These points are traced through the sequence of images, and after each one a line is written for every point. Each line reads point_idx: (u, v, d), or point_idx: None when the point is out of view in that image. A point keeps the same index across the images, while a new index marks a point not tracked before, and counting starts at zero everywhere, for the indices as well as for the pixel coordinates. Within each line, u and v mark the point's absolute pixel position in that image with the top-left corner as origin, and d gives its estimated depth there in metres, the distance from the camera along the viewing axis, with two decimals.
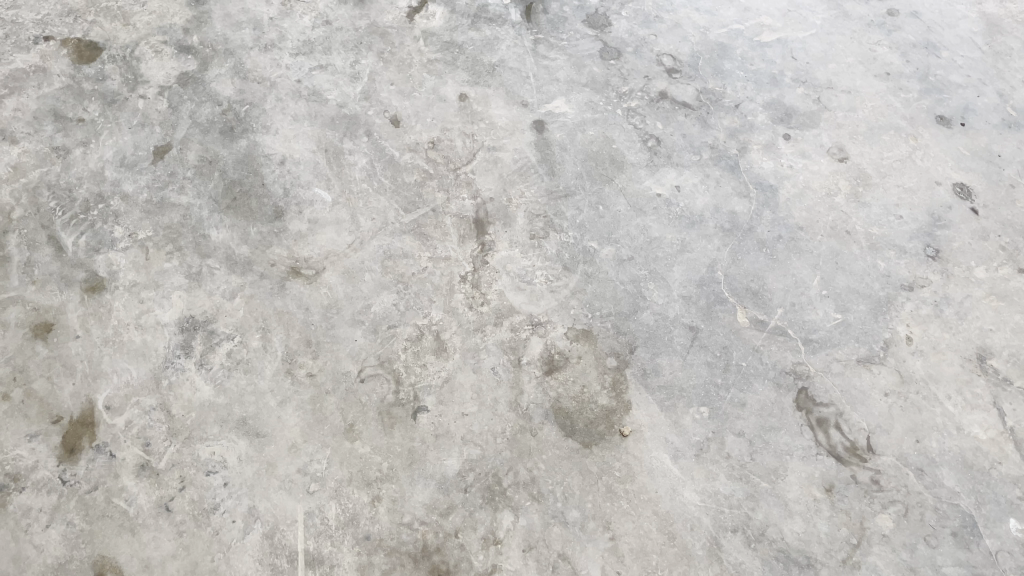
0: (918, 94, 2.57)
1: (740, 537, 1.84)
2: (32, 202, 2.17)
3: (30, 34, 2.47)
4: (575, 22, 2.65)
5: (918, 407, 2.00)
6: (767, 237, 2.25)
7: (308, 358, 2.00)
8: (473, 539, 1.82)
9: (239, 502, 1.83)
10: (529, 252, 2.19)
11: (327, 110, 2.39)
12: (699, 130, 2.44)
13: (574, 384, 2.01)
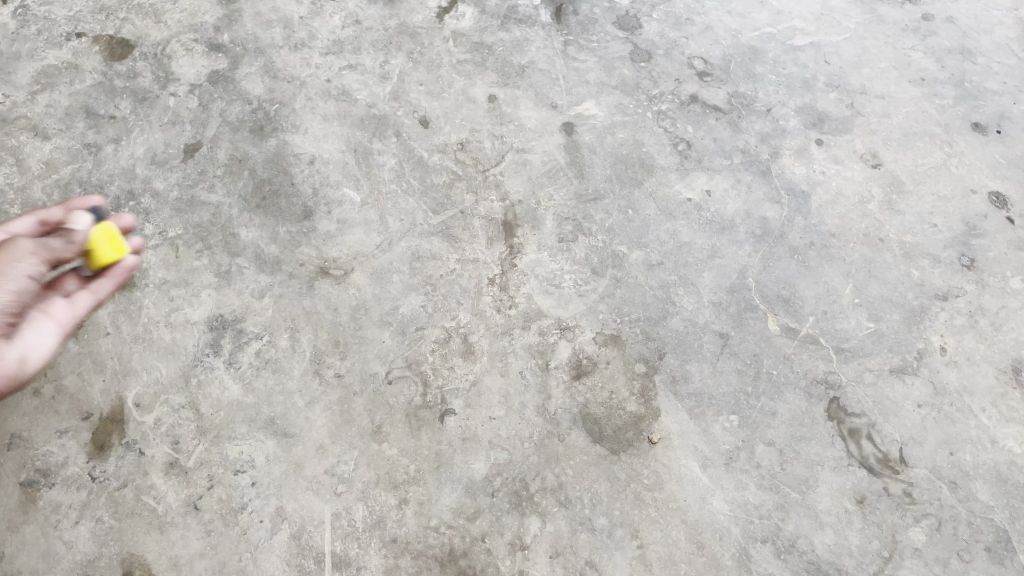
0: (953, 100, 2.53)
1: (770, 548, 1.82)
2: (64, 199, 2.19)
3: (63, 31, 2.48)
4: (605, 23, 2.63)
5: (952, 419, 1.98)
6: (799, 243, 2.22)
7: (336, 358, 2.00)
8: (499, 544, 1.81)
9: (267, 502, 1.83)
10: (558, 255, 2.18)
11: (357, 110, 2.39)
12: (730, 135, 2.41)
13: (602, 390, 1.99)
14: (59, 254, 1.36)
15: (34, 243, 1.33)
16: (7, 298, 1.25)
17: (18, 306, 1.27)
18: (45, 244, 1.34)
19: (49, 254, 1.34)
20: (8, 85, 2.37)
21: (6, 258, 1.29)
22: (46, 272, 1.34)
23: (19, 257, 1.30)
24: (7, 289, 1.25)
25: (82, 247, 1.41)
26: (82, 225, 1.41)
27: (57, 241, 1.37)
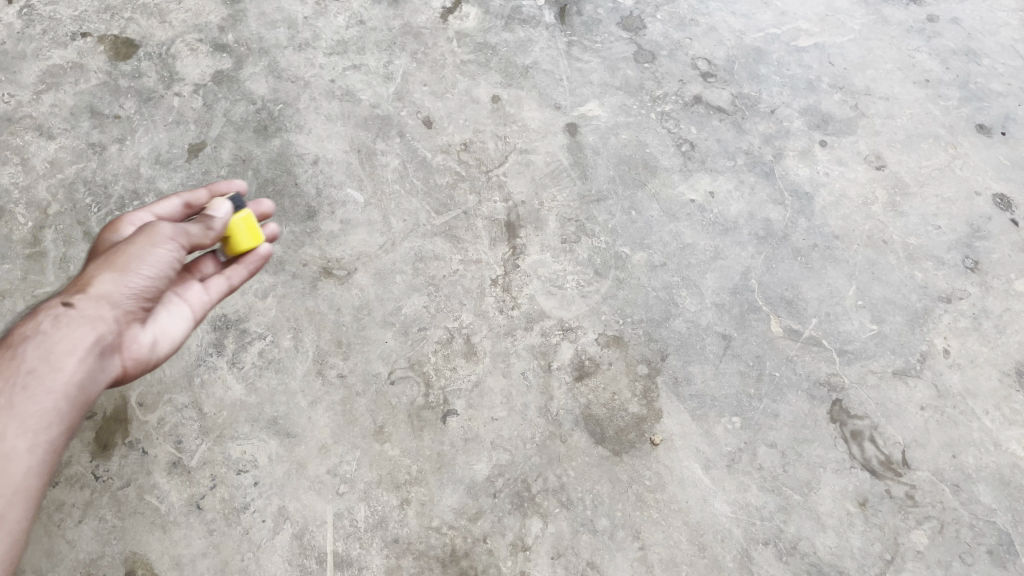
0: (958, 101, 2.52)
1: (771, 550, 1.82)
2: (69, 199, 2.19)
3: (68, 31, 2.49)
4: (609, 24, 2.63)
5: (955, 421, 1.98)
6: (802, 245, 2.22)
7: (339, 358, 2.00)
8: (501, 545, 1.81)
9: (269, 501, 1.84)
10: (560, 256, 2.18)
11: (360, 110, 2.39)
12: (733, 136, 2.41)
13: (604, 391, 1.99)
14: (199, 240, 1.52)
15: (176, 228, 1.48)
16: (149, 284, 1.46)
17: (159, 285, 1.49)
18: (185, 230, 1.49)
19: (187, 240, 1.49)
20: (13, 84, 2.38)
21: (149, 243, 1.47)
22: (186, 254, 1.52)
23: (160, 244, 1.47)
24: (144, 276, 1.45)
25: (220, 233, 1.55)
26: (222, 214, 1.55)
27: (199, 225, 1.52)
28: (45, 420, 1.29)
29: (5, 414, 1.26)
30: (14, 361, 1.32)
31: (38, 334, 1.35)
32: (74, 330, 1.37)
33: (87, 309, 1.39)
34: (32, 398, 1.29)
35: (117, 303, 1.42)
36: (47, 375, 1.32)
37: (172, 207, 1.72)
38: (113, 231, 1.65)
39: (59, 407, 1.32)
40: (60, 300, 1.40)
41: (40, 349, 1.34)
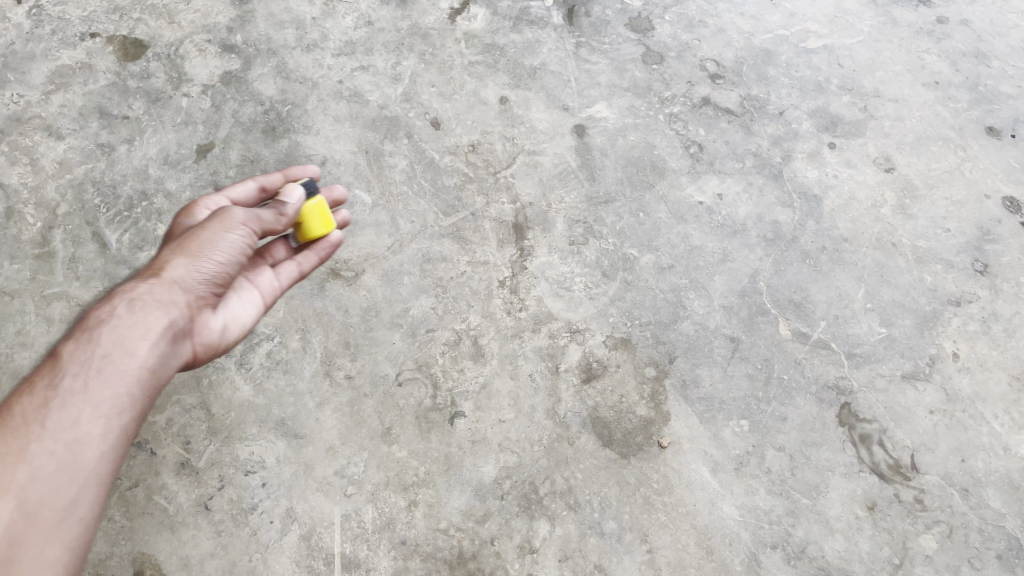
0: (967, 103, 2.51)
1: (779, 553, 1.82)
2: (77, 199, 2.20)
3: (77, 31, 2.49)
4: (617, 25, 2.62)
5: (964, 425, 1.97)
6: (811, 247, 2.22)
7: (347, 359, 2.01)
8: (509, 547, 1.81)
9: (277, 503, 1.84)
10: (568, 258, 2.18)
11: (368, 111, 2.39)
12: (742, 137, 2.41)
13: (612, 394, 1.99)
14: (271, 226, 1.59)
15: (248, 215, 1.55)
16: (220, 269, 1.52)
17: (230, 270, 1.55)
18: (257, 217, 1.56)
19: (258, 226, 1.57)
20: (22, 85, 2.39)
21: (221, 228, 1.53)
22: (256, 239, 1.58)
23: (232, 230, 1.53)
24: (216, 261, 1.51)
25: (292, 219, 1.63)
26: (294, 199, 1.62)
27: (272, 213, 1.58)
28: (118, 404, 1.32)
29: (81, 398, 1.29)
30: (92, 344, 1.36)
31: (115, 317, 1.40)
32: (150, 313, 1.41)
33: (163, 292, 1.45)
34: (106, 381, 1.32)
35: (189, 287, 1.48)
36: (122, 359, 1.35)
37: (248, 189, 1.80)
38: (187, 215, 1.69)
39: (132, 392, 1.35)
40: (138, 283, 1.45)
41: (117, 331, 1.38)
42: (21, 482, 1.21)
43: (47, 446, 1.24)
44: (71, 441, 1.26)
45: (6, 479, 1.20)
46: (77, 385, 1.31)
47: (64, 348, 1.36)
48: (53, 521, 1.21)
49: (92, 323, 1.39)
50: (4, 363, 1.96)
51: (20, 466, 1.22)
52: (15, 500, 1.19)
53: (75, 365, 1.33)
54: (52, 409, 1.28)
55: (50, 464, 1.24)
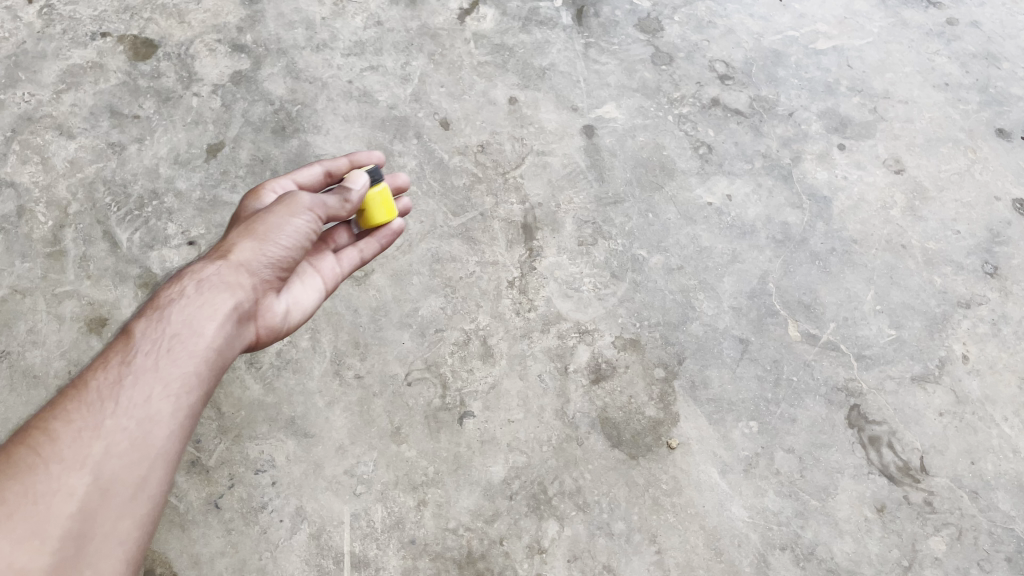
0: (978, 105, 2.51)
1: (788, 555, 1.82)
2: (88, 198, 2.21)
3: (87, 30, 2.50)
4: (627, 26, 2.62)
5: (974, 428, 1.97)
6: (820, 249, 2.21)
7: (356, 359, 2.01)
8: (518, 547, 1.81)
9: (287, 501, 1.84)
10: (577, 259, 2.18)
11: (378, 111, 2.40)
12: (752, 139, 2.40)
13: (621, 394, 1.99)
14: (336, 213, 1.61)
15: (315, 201, 1.56)
16: (286, 253, 1.53)
17: (296, 255, 1.57)
18: (322, 203, 1.58)
19: (323, 212, 1.58)
20: (34, 84, 2.39)
21: (287, 213, 1.54)
22: (321, 224, 1.60)
23: (298, 215, 1.54)
24: (282, 246, 1.52)
25: (356, 206, 1.63)
26: (358, 186, 1.62)
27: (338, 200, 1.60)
28: (186, 383, 1.34)
29: (152, 375, 1.32)
30: (164, 323, 1.39)
31: (185, 297, 1.43)
32: (219, 294, 1.44)
33: (231, 274, 1.47)
34: (176, 360, 1.35)
35: (256, 269, 1.50)
36: (190, 339, 1.38)
37: (314, 173, 1.82)
38: (256, 198, 1.75)
39: (200, 370, 1.37)
40: (208, 264, 1.49)
41: (187, 311, 1.41)
42: (95, 458, 1.24)
43: (120, 423, 1.27)
44: (142, 419, 1.28)
45: (81, 454, 1.24)
46: (149, 362, 1.34)
47: (138, 326, 1.40)
48: (124, 498, 1.23)
49: (164, 302, 1.43)
50: (16, 361, 1.96)
51: (95, 441, 1.25)
52: (89, 475, 1.22)
53: (147, 343, 1.37)
54: (125, 386, 1.31)
55: (122, 440, 1.26)
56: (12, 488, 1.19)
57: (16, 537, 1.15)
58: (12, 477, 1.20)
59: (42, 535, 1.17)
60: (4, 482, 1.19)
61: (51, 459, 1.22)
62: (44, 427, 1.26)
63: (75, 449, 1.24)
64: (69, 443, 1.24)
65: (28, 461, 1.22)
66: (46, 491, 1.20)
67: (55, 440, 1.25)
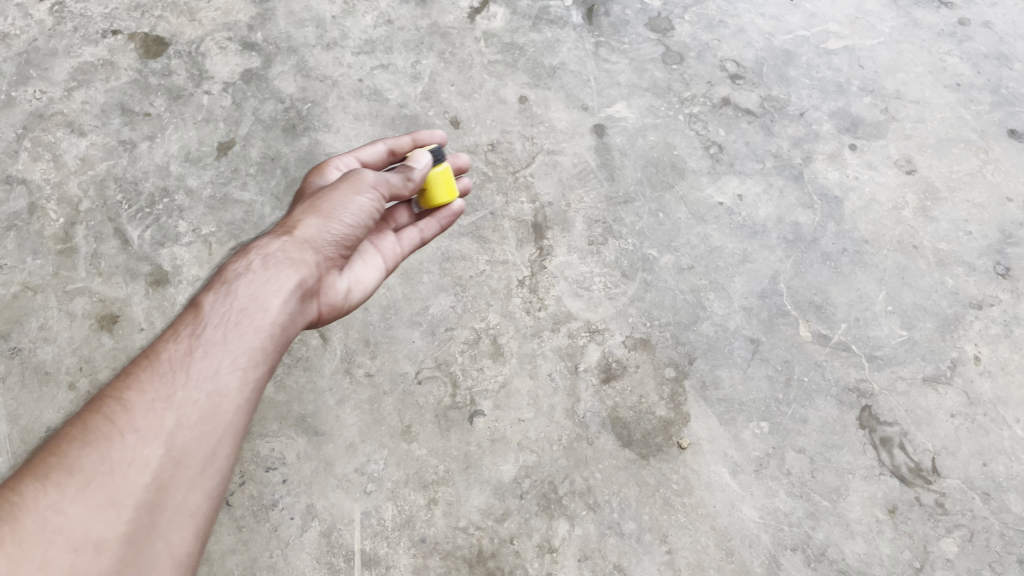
0: (989, 106, 2.50)
1: (800, 556, 1.81)
2: (99, 195, 2.21)
3: (98, 28, 2.51)
4: (637, 25, 2.62)
5: (986, 429, 1.96)
6: (832, 249, 2.21)
7: (366, 357, 2.01)
8: (528, 546, 1.81)
9: (298, 499, 1.84)
10: (587, 258, 2.18)
11: (388, 110, 2.40)
12: (763, 138, 2.40)
13: (632, 394, 1.98)
14: (399, 191, 1.62)
15: (378, 179, 1.59)
16: (349, 232, 1.56)
17: (358, 233, 1.59)
18: (385, 181, 1.60)
19: (386, 190, 1.60)
20: (45, 81, 2.40)
21: (351, 191, 1.58)
22: (384, 202, 1.62)
23: (361, 193, 1.57)
24: (346, 224, 1.55)
25: (418, 185, 1.64)
26: (422, 165, 1.62)
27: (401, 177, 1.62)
28: (252, 358, 1.39)
29: (220, 349, 1.37)
30: (231, 298, 1.44)
31: (251, 272, 1.48)
32: (285, 270, 1.48)
33: (295, 250, 1.51)
34: (242, 336, 1.40)
35: (320, 246, 1.53)
36: (256, 314, 1.43)
37: (377, 151, 1.85)
38: (320, 174, 1.79)
39: (264, 346, 1.42)
40: (274, 239, 1.53)
41: (253, 287, 1.46)
42: (167, 429, 1.28)
43: (190, 396, 1.32)
44: (211, 392, 1.33)
45: (155, 424, 1.28)
46: (217, 338, 1.39)
47: (207, 299, 1.45)
48: (193, 470, 1.28)
49: (232, 277, 1.48)
50: (28, 357, 1.97)
51: (166, 413, 1.30)
52: (161, 446, 1.27)
53: (216, 318, 1.42)
54: (195, 359, 1.36)
55: (192, 413, 1.30)
56: (90, 456, 1.24)
57: (94, 504, 1.20)
58: (90, 445, 1.25)
59: (117, 504, 1.21)
60: (83, 450, 1.25)
61: (127, 429, 1.27)
62: (118, 396, 1.31)
63: (148, 420, 1.28)
64: (143, 414, 1.29)
65: (104, 430, 1.27)
66: (122, 461, 1.24)
67: (129, 409, 1.29)
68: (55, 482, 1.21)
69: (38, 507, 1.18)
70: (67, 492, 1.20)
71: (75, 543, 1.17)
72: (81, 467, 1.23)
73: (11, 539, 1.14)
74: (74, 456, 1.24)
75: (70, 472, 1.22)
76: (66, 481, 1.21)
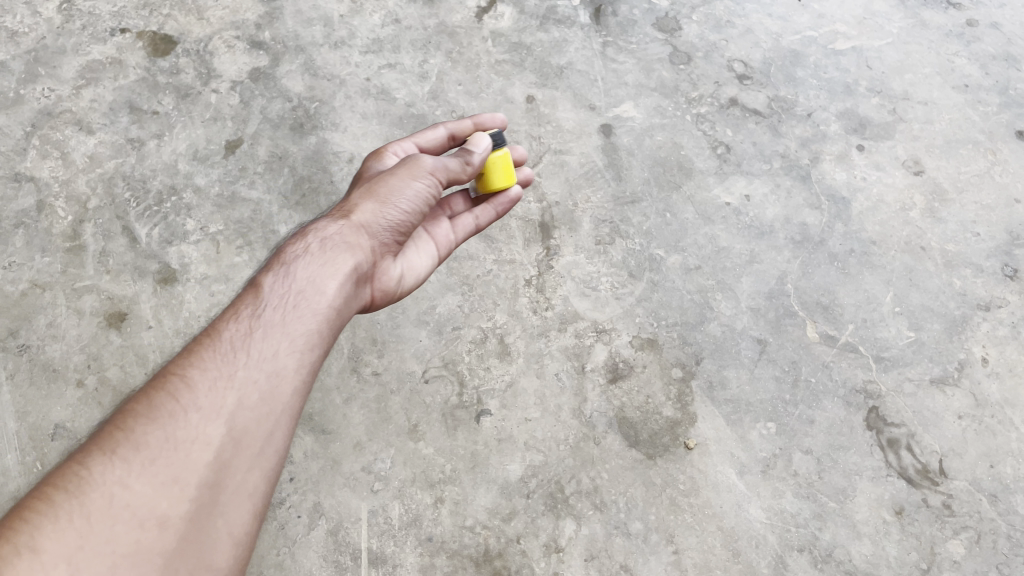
0: (998, 107, 2.49)
1: (806, 557, 1.81)
2: (108, 193, 2.21)
3: (107, 26, 2.51)
4: (644, 25, 2.62)
5: (993, 431, 1.95)
6: (839, 250, 2.21)
7: (374, 356, 2.02)
8: (535, 545, 1.81)
9: (305, 497, 1.85)
10: (594, 258, 2.18)
11: (396, 109, 2.40)
12: (770, 139, 2.40)
13: (638, 395, 1.98)
14: (457, 177, 1.59)
15: (436, 164, 1.57)
16: (404, 218, 1.56)
17: (413, 220, 1.59)
18: (444, 166, 1.57)
19: (445, 174, 1.58)
20: (53, 79, 2.40)
21: (408, 176, 1.57)
22: (440, 189, 1.61)
23: (418, 179, 1.57)
24: (401, 210, 1.55)
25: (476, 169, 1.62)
26: (480, 150, 1.61)
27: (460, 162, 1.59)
28: (310, 341, 1.37)
29: (280, 331, 1.35)
30: (290, 280, 1.43)
31: (309, 255, 1.47)
32: (341, 254, 1.48)
33: (352, 234, 1.51)
34: (300, 318, 1.38)
35: (375, 231, 1.53)
36: (314, 296, 1.42)
37: (438, 135, 1.84)
38: (378, 159, 1.76)
39: (321, 329, 1.40)
40: (330, 223, 1.53)
41: (311, 269, 1.45)
42: (230, 407, 1.24)
43: (251, 375, 1.29)
44: (271, 373, 1.31)
45: (217, 402, 1.24)
46: (276, 318, 1.37)
47: (265, 280, 1.44)
48: (255, 450, 1.24)
49: (289, 260, 1.47)
50: (36, 355, 1.97)
51: (229, 391, 1.26)
52: (224, 424, 1.23)
53: (275, 299, 1.40)
54: (255, 340, 1.34)
55: (253, 393, 1.27)
56: (154, 432, 1.19)
57: (158, 481, 1.15)
58: (153, 421, 1.21)
59: (181, 481, 1.16)
60: (147, 425, 1.20)
61: (190, 406, 1.23)
62: (180, 373, 1.28)
63: (211, 398, 1.25)
64: (205, 392, 1.25)
65: (168, 406, 1.23)
66: (185, 437, 1.20)
67: (191, 387, 1.26)
68: (119, 457, 1.16)
69: (102, 482, 1.13)
70: (131, 467, 1.15)
71: (138, 520, 1.11)
72: (146, 443, 1.18)
73: (75, 515, 1.09)
74: (138, 432, 1.19)
75: (133, 448, 1.17)
76: (131, 456, 1.16)
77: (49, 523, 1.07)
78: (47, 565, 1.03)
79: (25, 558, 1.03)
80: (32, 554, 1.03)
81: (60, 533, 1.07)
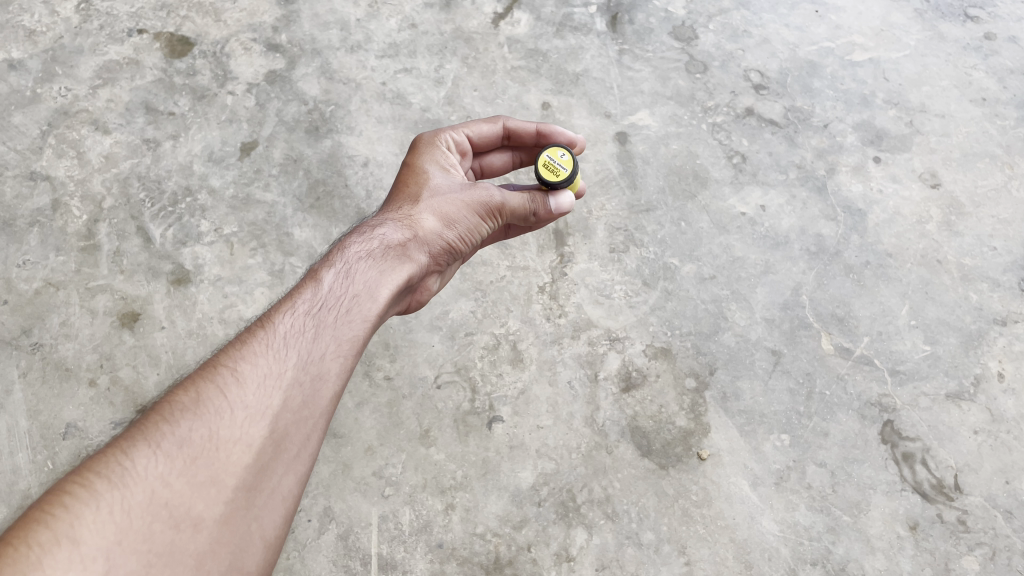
0: (1015, 121, 2.48)
1: (819, 570, 1.79)
2: (123, 193, 2.22)
3: (124, 27, 2.52)
4: (661, 33, 2.62)
5: (1009, 447, 1.93)
6: (854, 261, 2.20)
7: (386, 361, 2.01)
8: (545, 554, 1.79)
9: (316, 501, 1.83)
10: (608, 265, 2.17)
11: (411, 114, 2.40)
12: (786, 149, 2.39)
13: (651, 404, 1.97)
14: (523, 214, 1.64)
15: (506, 202, 1.59)
16: (456, 242, 1.58)
17: (464, 246, 1.61)
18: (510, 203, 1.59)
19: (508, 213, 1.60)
20: (70, 78, 2.41)
21: (472, 207, 1.59)
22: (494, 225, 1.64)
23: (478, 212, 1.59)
24: (455, 234, 1.57)
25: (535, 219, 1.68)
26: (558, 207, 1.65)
27: (529, 204, 1.62)
28: (354, 348, 1.33)
29: (330, 333, 1.31)
30: (345, 282, 1.40)
31: (364, 257, 1.45)
32: (397, 262, 1.47)
33: (406, 244, 1.50)
34: (349, 322, 1.35)
35: (433, 248, 1.55)
36: (366, 303, 1.39)
37: (494, 130, 1.80)
38: (438, 152, 1.69)
39: (364, 336, 1.36)
40: (394, 229, 1.51)
41: (366, 274, 1.42)
42: (275, 408, 1.17)
43: (298, 378, 1.23)
44: (316, 376, 1.25)
45: (264, 401, 1.17)
46: (327, 319, 1.32)
47: (320, 278, 1.40)
48: (293, 453, 1.16)
49: (345, 258, 1.45)
50: (49, 353, 1.97)
51: (275, 392, 1.19)
52: (268, 425, 1.15)
53: (330, 299, 1.37)
54: (305, 340, 1.28)
55: (298, 395, 1.21)
56: (200, 428, 1.11)
57: (199, 481, 1.06)
58: (199, 416, 1.12)
59: (221, 482, 1.07)
60: (192, 420, 1.12)
61: (238, 404, 1.15)
62: (229, 368, 1.20)
63: (258, 396, 1.17)
64: (254, 390, 1.18)
65: (215, 402, 1.15)
66: (230, 437, 1.11)
67: (241, 383, 1.18)
68: (163, 451, 1.07)
69: (144, 476, 1.04)
70: (174, 464, 1.06)
71: (174, 518, 1.02)
72: (190, 441, 1.09)
73: (115, 507, 1.00)
74: (184, 427, 1.11)
75: (179, 444, 1.08)
76: (174, 451, 1.08)
77: (88, 513, 0.98)
78: (83, 559, 0.94)
79: (64, 549, 0.93)
80: (71, 545, 0.94)
81: (97, 524, 0.97)
